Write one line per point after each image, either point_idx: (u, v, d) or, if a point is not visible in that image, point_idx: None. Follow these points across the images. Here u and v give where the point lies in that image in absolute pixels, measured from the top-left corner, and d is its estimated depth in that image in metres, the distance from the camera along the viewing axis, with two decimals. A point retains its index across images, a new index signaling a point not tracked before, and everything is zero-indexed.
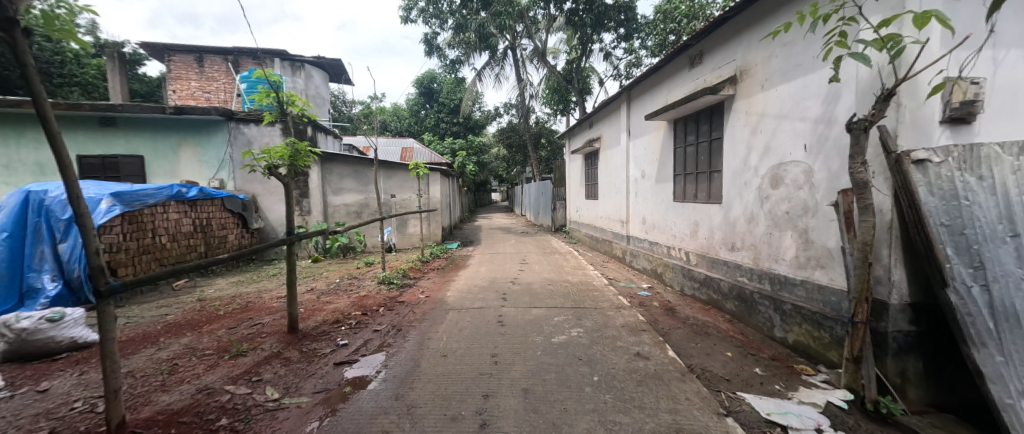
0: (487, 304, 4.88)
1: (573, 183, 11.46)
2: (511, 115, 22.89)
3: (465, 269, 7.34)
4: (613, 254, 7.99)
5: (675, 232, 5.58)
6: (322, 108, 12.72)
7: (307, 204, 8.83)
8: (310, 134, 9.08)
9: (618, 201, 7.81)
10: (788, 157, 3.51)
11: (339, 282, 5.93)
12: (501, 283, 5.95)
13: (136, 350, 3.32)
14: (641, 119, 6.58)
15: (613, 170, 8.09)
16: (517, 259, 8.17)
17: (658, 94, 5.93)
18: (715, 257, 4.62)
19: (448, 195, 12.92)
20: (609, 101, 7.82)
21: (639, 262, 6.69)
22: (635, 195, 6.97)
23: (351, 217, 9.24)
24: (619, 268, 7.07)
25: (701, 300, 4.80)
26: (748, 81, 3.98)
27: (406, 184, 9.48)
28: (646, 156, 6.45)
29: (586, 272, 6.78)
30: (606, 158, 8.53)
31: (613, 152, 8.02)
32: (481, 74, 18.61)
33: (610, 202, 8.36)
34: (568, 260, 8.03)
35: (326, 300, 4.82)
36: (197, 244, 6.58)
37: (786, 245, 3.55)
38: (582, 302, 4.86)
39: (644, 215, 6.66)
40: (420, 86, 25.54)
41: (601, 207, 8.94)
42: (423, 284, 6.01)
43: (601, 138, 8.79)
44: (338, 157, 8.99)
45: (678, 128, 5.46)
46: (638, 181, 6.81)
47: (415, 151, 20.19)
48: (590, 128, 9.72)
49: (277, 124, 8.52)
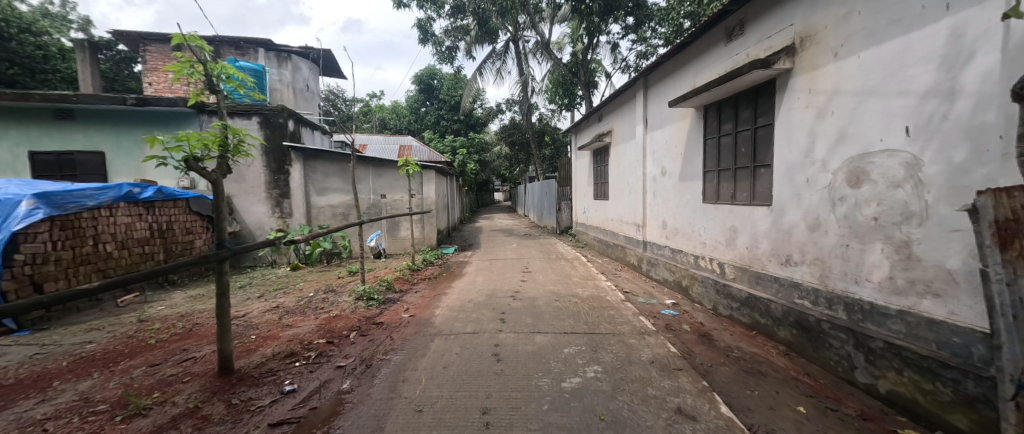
0: (482, 327, 4.02)
1: (581, 182, 10.57)
2: (514, 112, 22.00)
3: (460, 279, 6.50)
4: (627, 262, 7.11)
5: (705, 239, 4.70)
6: (311, 102, 11.91)
7: (288, 205, 8.03)
8: (292, 128, 8.27)
9: (632, 201, 6.93)
10: (877, 146, 2.64)
11: (312, 297, 5.10)
12: (500, 298, 5.10)
13: (7, 405, 2.50)
14: (662, 107, 5.70)
15: (627, 167, 7.21)
16: (519, 267, 7.30)
17: (684, 77, 5.04)
18: (762, 271, 3.75)
19: (446, 195, 12.09)
20: (623, 89, 6.93)
21: (659, 272, 5.82)
22: (654, 196, 6.08)
23: (337, 220, 8.43)
24: (635, 279, 6.19)
25: (743, 324, 3.93)
26: (814, 49, 3.11)
27: (397, 184, 8.68)
28: (668, 150, 5.57)
29: (597, 283, 5.91)
30: (619, 153, 7.64)
31: (626, 146, 7.16)
32: (482, 68, 17.75)
33: (622, 202, 7.50)
34: (576, 267, 7.17)
35: (287, 323, 3.98)
36: (155, 251, 5.81)
37: (873, 262, 2.68)
38: (597, 325, 4.01)
39: (665, 218, 5.78)
40: (419, 82, 24.70)
41: (613, 208, 8.06)
42: (410, 300, 5.15)
43: (612, 131, 7.93)
44: (322, 154, 8.18)
45: (709, 116, 4.59)
46: (657, 179, 5.94)
47: (414, 150, 19.37)
48: (598, 122, 8.86)
49: (255, 116, 7.72)
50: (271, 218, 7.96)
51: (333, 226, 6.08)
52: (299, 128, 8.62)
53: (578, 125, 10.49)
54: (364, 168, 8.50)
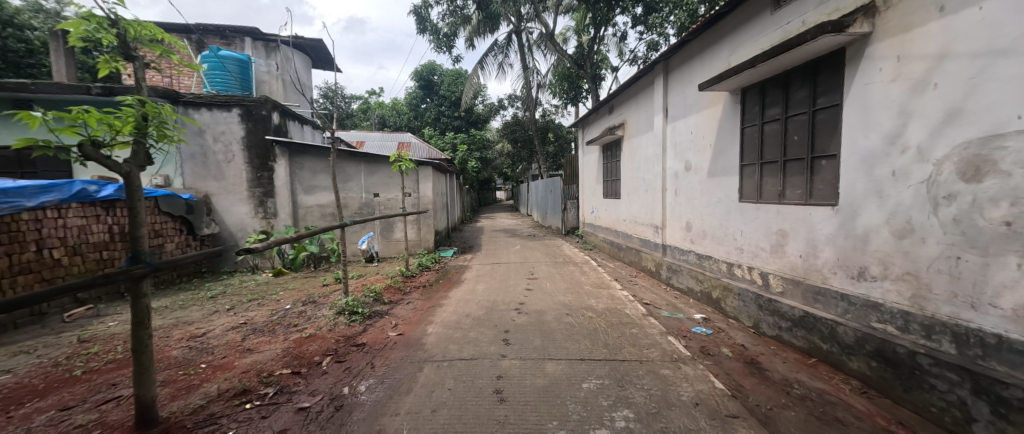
0: (481, 352, 3.35)
1: (589, 179, 9.88)
2: (517, 108, 21.31)
3: (459, 286, 5.85)
4: (643, 268, 6.43)
5: (743, 245, 4.02)
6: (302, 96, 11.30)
7: (273, 205, 7.39)
8: (277, 122, 7.61)
9: (649, 201, 6.25)
10: (1012, 126, 1.96)
11: (287, 311, 4.45)
12: (504, 312, 4.43)
13: None
14: (687, 92, 5.01)
15: (642, 162, 6.54)
16: (524, 272, 6.64)
17: (716, 57, 4.36)
18: (822, 286, 3.08)
19: (445, 194, 11.42)
20: (638, 76, 6.24)
21: (682, 280, 5.14)
22: (676, 194, 5.40)
23: (326, 220, 7.78)
24: (655, 288, 5.50)
25: (797, 349, 3.25)
26: (905, 5, 2.43)
27: (391, 181, 8.04)
28: (694, 141, 4.88)
29: (612, 293, 5.24)
30: (633, 147, 6.96)
31: (642, 139, 6.47)
32: (483, 62, 17.09)
33: (637, 201, 6.82)
34: (587, 273, 6.50)
35: (248, 348, 3.33)
36: (114, 256, 5.20)
37: (1003, 282, 2.01)
38: (620, 349, 3.35)
39: (689, 219, 5.09)
40: (419, 78, 24.09)
41: (626, 208, 7.38)
42: (400, 315, 4.48)
43: (625, 124, 7.25)
44: (310, 148, 7.54)
45: (749, 99, 3.91)
46: (680, 175, 5.25)
47: (414, 147, 18.73)
48: (609, 114, 8.17)
49: (235, 108, 7.08)
50: (254, 219, 7.33)
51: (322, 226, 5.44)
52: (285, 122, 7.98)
53: (586, 119, 9.80)
54: (355, 164, 7.85)
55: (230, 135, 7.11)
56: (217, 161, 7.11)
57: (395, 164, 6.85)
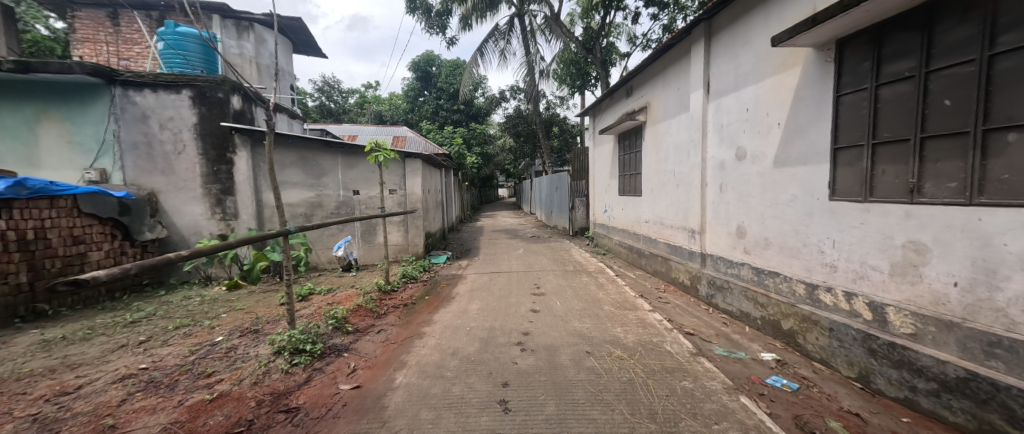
0: (466, 426, 2.24)
1: (601, 174, 8.70)
2: (519, 101, 20.13)
3: (448, 305, 4.73)
4: (672, 280, 5.29)
5: (835, 261, 2.88)
6: (280, 82, 10.04)
7: (233, 204, 6.31)
8: (238, 106, 6.49)
9: (681, 199, 5.10)
10: None
11: (213, 347, 3.34)
12: (502, 349, 3.29)
13: None
14: (741, 58, 3.85)
15: (670, 151, 5.39)
16: (528, 285, 5.50)
17: (793, 3, 3.20)
18: (1007, 336, 1.98)
19: (439, 191, 10.28)
20: (668, 47, 5.09)
21: (732, 302, 4.00)
22: (722, 190, 4.25)
23: (297, 222, 6.67)
24: (694, 309, 4.36)
25: (952, 430, 2.12)
26: None
27: (374, 177, 6.93)
28: (752, 120, 3.72)
29: (642, 317, 4.10)
30: (657, 135, 5.80)
31: (672, 123, 5.31)
32: (483, 49, 15.90)
33: (663, 199, 5.66)
34: (604, 287, 5.37)
35: (114, 423, 2.21)
36: (11, 271, 4.13)
37: None
38: (675, 423, 2.22)
39: (742, 221, 3.94)
40: (416, 69, 23.01)
41: (648, 207, 6.22)
42: (364, 352, 3.36)
43: (648, 107, 6.08)
44: (276, 137, 6.42)
45: (851, 55, 2.76)
46: (729, 165, 4.10)
47: (409, 141, 17.62)
48: (627, 98, 6.99)
49: (185, 89, 5.98)
50: (210, 220, 6.23)
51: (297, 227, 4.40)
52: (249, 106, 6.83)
53: (597, 106, 8.63)
54: (331, 157, 6.74)
55: (180, 121, 6.01)
56: (165, 152, 6.01)
57: (371, 157, 5.55)
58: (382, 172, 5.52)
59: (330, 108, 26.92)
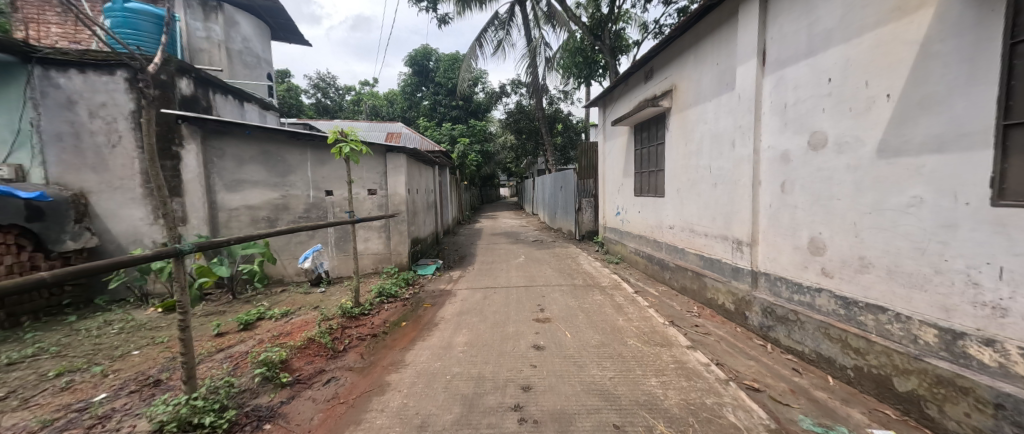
0: None
1: (612, 172, 7.67)
2: (521, 95, 19.09)
3: (428, 336, 3.73)
4: (708, 302, 4.29)
5: (1004, 301, 1.90)
6: (256, 71, 9.06)
7: (180, 206, 5.34)
8: (188, 90, 5.54)
9: (721, 202, 4.08)
10: None
11: (83, 415, 2.35)
12: (492, 419, 2.30)
13: None
14: (820, 10, 2.84)
15: (704, 142, 4.38)
16: (530, 307, 4.49)
17: None
18: None
19: (431, 191, 9.25)
20: (705, 10, 4.07)
21: (803, 341, 2.99)
22: (785, 190, 3.23)
23: (258, 227, 5.68)
24: (745, 345, 3.35)
25: None
26: None
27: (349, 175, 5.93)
28: (839, 94, 2.71)
29: (679, 358, 3.09)
30: (687, 123, 4.77)
31: (708, 107, 4.29)
32: (482, 39, 14.84)
33: (695, 201, 4.64)
34: (623, 309, 4.36)
35: None
36: None
37: None
38: None
39: (818, 233, 2.92)
40: (414, 63, 22.08)
41: (674, 210, 5.20)
42: (297, 420, 2.36)
43: (675, 90, 5.04)
44: (232, 128, 5.41)
45: None
46: (797, 157, 3.08)
47: (404, 138, 16.68)
48: (645, 82, 5.96)
49: (122, 70, 5.03)
50: (153, 226, 5.27)
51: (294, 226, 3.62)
52: (201, 92, 5.86)
53: (609, 94, 7.59)
54: (298, 151, 5.74)
55: (116, 108, 5.05)
56: (96, 145, 5.04)
57: (335, 151, 4.40)
58: (349, 175, 4.38)
59: (325, 105, 26.09)
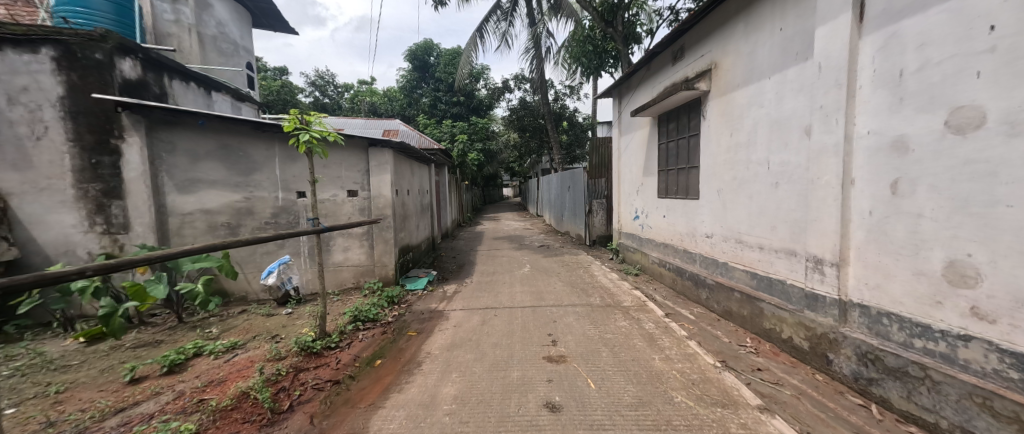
0: None
1: (629, 170, 6.74)
2: (525, 91, 18.18)
3: (407, 383, 2.84)
4: (765, 334, 3.38)
5: None
6: (233, 59, 8.19)
7: (122, 211, 4.48)
8: (131, 74, 4.67)
9: (786, 206, 3.18)
10: None
11: None
12: None
13: None
14: None
15: (759, 131, 3.48)
16: (540, 338, 3.58)
17: None
18: None
19: (425, 192, 8.37)
20: None
21: (937, 409, 2.11)
22: (898, 192, 2.32)
23: (218, 235, 4.82)
24: (837, 404, 2.45)
25: None
26: None
27: (324, 175, 5.04)
28: (1014, 48, 1.81)
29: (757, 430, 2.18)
30: (732, 108, 3.87)
31: (766, 85, 3.38)
32: (482, 29, 13.91)
33: (743, 205, 3.73)
34: (655, 342, 3.45)
35: None
36: None
37: None
38: None
39: (967, 256, 2.01)
40: (412, 59, 21.22)
41: (711, 216, 4.29)
42: None
43: (717, 68, 4.12)
44: (182, 117, 4.54)
45: None
46: (925, 144, 2.17)
47: (401, 135, 15.81)
48: (674, 64, 5.05)
49: (48, 47, 4.17)
50: (88, 234, 4.40)
51: (240, 238, 2.74)
52: (153, 76, 5.03)
53: (626, 82, 6.66)
54: (264, 145, 4.86)
55: (41, 92, 4.20)
56: (17, 137, 4.17)
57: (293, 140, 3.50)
58: (313, 177, 3.48)
59: (323, 103, 25.28)
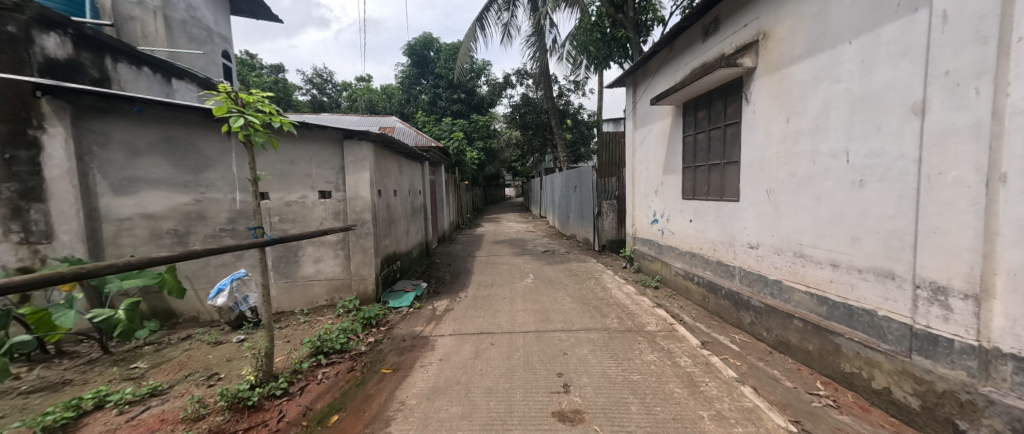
0: None
1: (646, 167, 5.93)
2: (527, 87, 17.37)
3: None
4: (845, 379, 2.57)
5: None
6: (206, 47, 7.43)
7: (44, 216, 3.62)
8: (59, 52, 3.93)
9: (878, 211, 2.39)
10: None
11: None
12: None
13: None
14: None
15: (833, 113, 2.68)
16: (547, 381, 2.78)
17: None
18: None
19: (418, 192, 7.59)
20: None
21: None
22: None
23: (165, 245, 4.07)
24: None
25: None
26: None
27: (290, 173, 4.26)
28: None
29: None
30: (789, 88, 3.07)
31: (845, 52, 2.57)
32: (483, 19, 13.10)
33: (807, 209, 2.93)
34: (697, 388, 2.64)
35: None
36: None
37: None
38: None
39: None
40: (411, 54, 20.47)
41: (757, 222, 3.49)
42: None
43: (767, 38, 3.30)
44: (115, 103, 3.76)
45: None
46: None
47: (398, 133, 15.06)
48: (704, 40, 4.25)
49: None
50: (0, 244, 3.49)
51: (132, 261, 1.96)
52: (90, 56, 4.30)
53: (643, 67, 5.85)
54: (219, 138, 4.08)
55: None
56: None
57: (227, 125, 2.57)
58: (253, 174, 2.65)
59: (321, 102, 24.65)
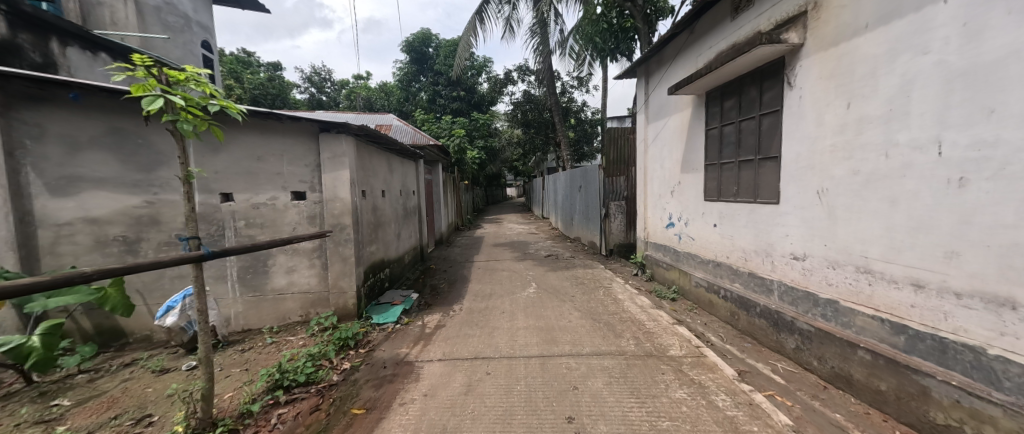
0: None
1: (661, 165, 5.36)
2: (529, 84, 16.83)
3: None
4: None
5: None
6: (183, 36, 6.90)
7: None
8: None
9: (992, 219, 1.84)
10: None
11: None
12: None
13: None
14: None
15: (917, 94, 2.13)
16: (555, 430, 2.23)
17: None
18: None
19: (411, 193, 7.04)
20: None
21: None
22: None
23: (112, 253, 3.52)
24: None
25: None
26: None
27: (257, 171, 3.72)
28: None
29: None
30: (851, 65, 2.51)
31: (939, 14, 2.01)
32: (483, 12, 12.51)
33: (876, 214, 2.37)
34: None
35: None
36: None
37: None
38: None
39: None
40: (410, 51, 19.97)
41: (804, 229, 2.92)
42: None
43: (819, 7, 2.74)
44: (50, 89, 3.22)
45: None
46: None
47: (395, 130, 14.51)
48: (734, 18, 3.68)
49: None
50: None
51: None
52: (29, 37, 3.79)
53: (657, 55, 5.28)
54: None
55: None
56: None
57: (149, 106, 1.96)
58: (184, 170, 2.06)
59: (319, 100, 24.16)
